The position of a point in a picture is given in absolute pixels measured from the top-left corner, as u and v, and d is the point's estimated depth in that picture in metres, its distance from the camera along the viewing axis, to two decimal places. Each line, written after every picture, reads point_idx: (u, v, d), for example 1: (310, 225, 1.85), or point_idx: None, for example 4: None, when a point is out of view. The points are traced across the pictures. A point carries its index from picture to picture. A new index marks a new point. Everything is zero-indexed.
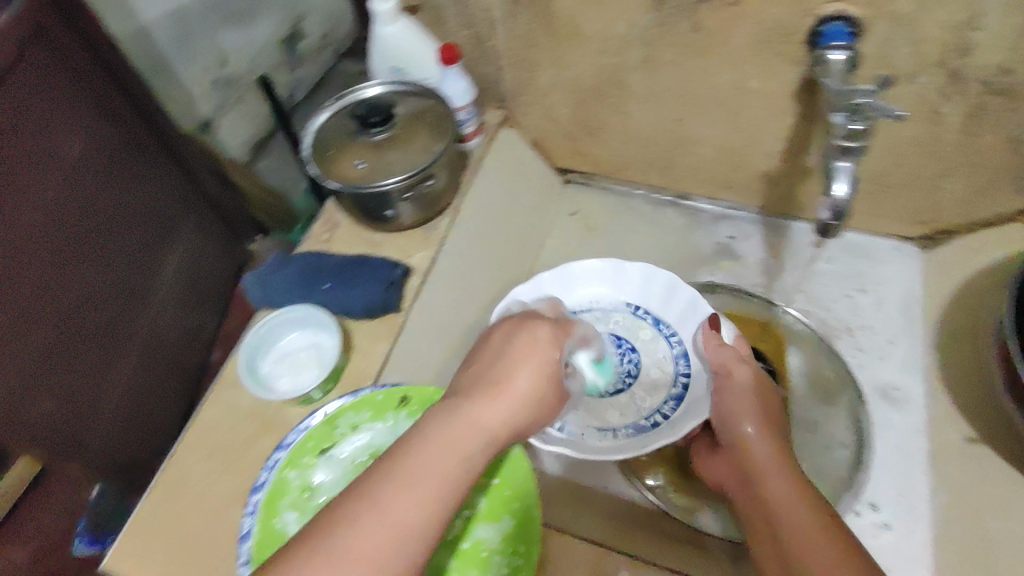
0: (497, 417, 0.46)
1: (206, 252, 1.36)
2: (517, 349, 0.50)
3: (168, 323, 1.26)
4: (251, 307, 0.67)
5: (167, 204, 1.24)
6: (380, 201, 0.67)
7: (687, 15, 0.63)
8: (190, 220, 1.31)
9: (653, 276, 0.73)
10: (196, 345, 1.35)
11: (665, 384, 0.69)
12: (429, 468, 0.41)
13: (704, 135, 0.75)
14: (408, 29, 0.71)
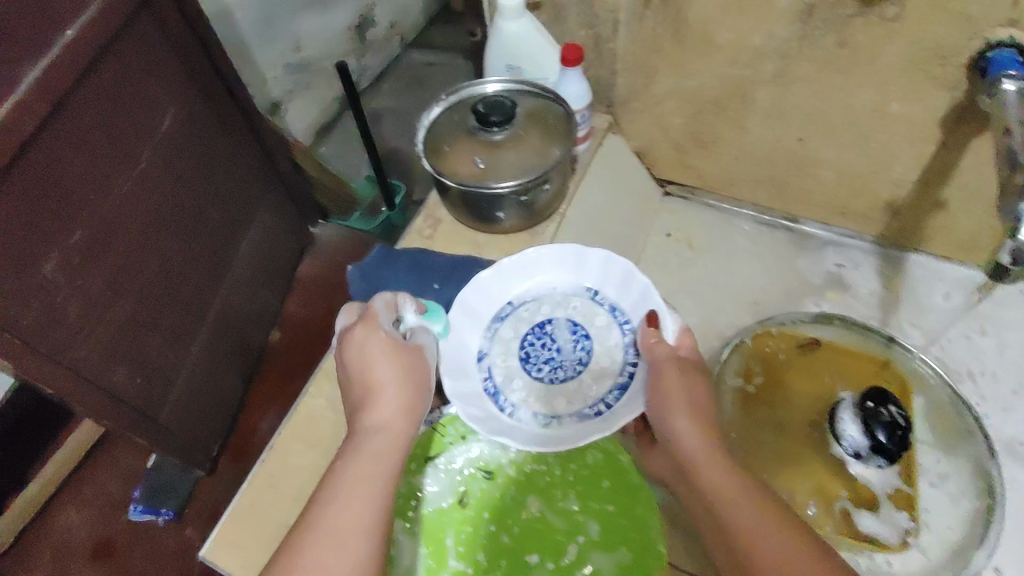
0: (377, 426, 0.50)
1: (275, 232, 1.35)
2: (368, 355, 0.52)
3: (238, 300, 1.25)
4: (353, 300, 0.65)
5: (248, 184, 1.23)
6: (493, 202, 0.65)
7: (835, 30, 0.59)
8: (265, 199, 1.30)
9: (611, 261, 0.62)
10: (261, 322, 1.35)
11: (611, 373, 0.60)
12: (352, 485, 0.47)
13: (827, 157, 0.71)
14: (532, 27, 0.68)
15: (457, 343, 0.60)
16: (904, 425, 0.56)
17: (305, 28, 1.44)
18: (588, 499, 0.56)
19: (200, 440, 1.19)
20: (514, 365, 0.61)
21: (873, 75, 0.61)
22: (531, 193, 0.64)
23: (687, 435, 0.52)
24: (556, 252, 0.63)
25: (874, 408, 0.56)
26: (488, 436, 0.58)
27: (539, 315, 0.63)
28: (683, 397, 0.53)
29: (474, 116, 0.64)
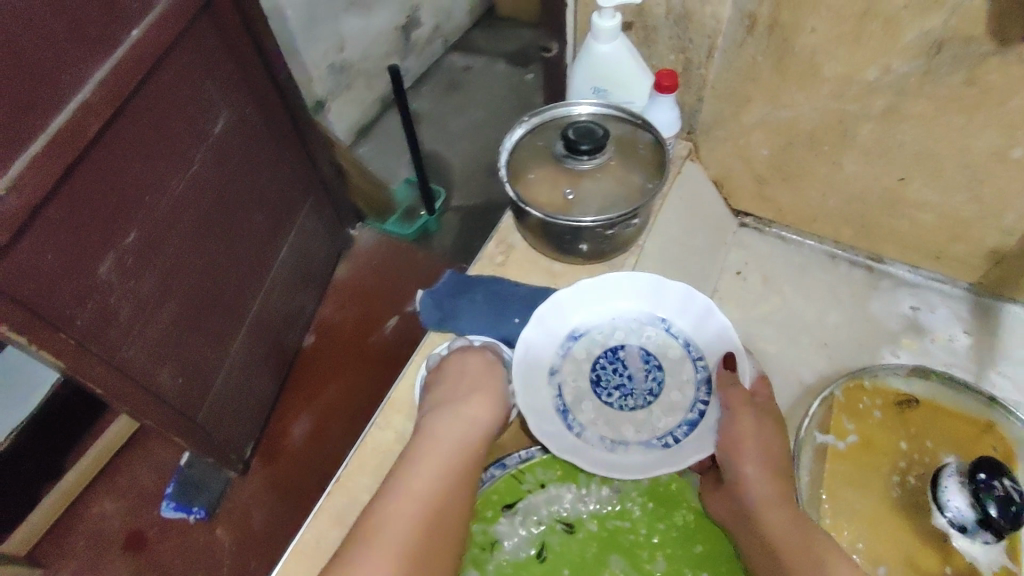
0: (450, 438, 0.51)
1: (315, 235, 1.29)
2: (462, 377, 0.55)
3: (278, 302, 1.19)
4: (422, 327, 0.63)
5: (289, 181, 1.17)
6: (576, 233, 0.61)
7: (963, 68, 0.55)
8: (306, 199, 1.24)
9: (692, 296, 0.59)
10: (299, 326, 1.28)
11: (682, 409, 0.56)
12: (416, 488, 0.47)
13: (928, 199, 0.67)
14: (624, 48, 0.65)
15: (527, 357, 0.57)
16: (1020, 502, 0.50)
17: (350, 30, 1.43)
18: (678, 562, 0.52)
19: (236, 444, 1.11)
20: (583, 386, 0.57)
21: (998, 117, 0.57)
22: (617, 228, 0.61)
23: (756, 483, 0.50)
24: (638, 277, 0.59)
25: (985, 481, 0.51)
26: (569, 486, 0.54)
27: (613, 339, 0.59)
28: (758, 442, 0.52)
29: (562, 143, 0.61)
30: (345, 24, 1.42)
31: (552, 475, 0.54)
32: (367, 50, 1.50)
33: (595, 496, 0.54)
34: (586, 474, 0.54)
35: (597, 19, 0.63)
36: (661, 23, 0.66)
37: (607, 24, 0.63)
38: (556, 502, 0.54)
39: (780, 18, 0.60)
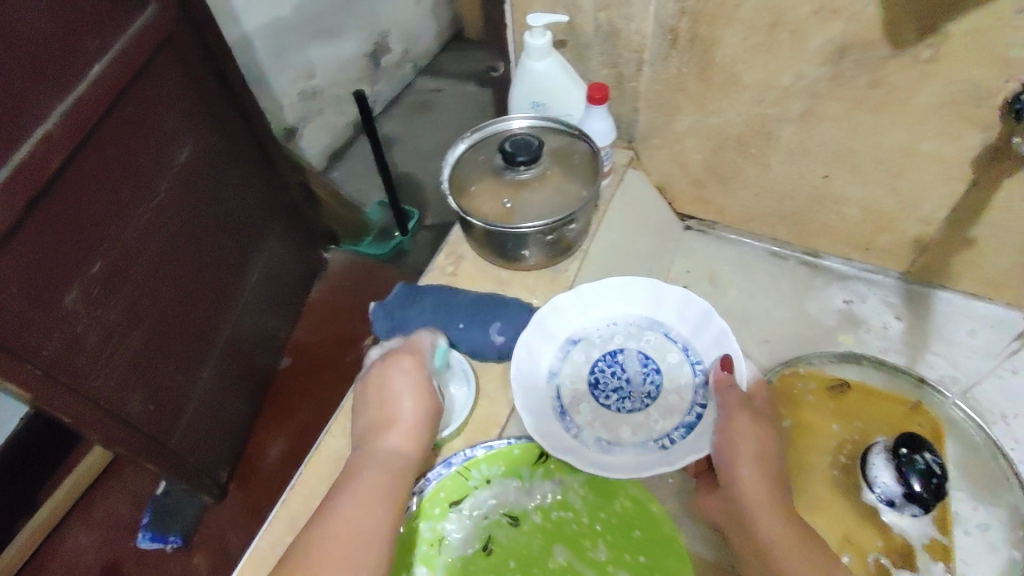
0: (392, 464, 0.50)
1: (283, 260, 1.30)
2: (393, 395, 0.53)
3: (248, 326, 1.20)
4: (375, 336, 0.66)
5: (255, 208, 1.19)
6: (518, 240, 0.65)
7: (868, 71, 0.59)
8: (274, 226, 1.25)
9: (689, 300, 0.61)
10: (271, 349, 1.28)
11: (676, 412, 0.57)
12: (351, 518, 0.46)
13: (851, 194, 0.70)
14: (557, 64, 0.69)
15: (528, 359, 0.59)
16: (940, 473, 0.53)
17: (320, 58, 1.45)
18: (620, 551, 0.53)
19: (211, 469, 1.12)
20: (582, 389, 0.60)
21: (905, 114, 0.61)
22: (558, 232, 0.64)
23: (751, 484, 0.51)
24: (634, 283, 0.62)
25: (907, 455, 0.54)
26: (516, 480, 0.54)
27: (611, 343, 0.62)
28: (750, 444, 0.52)
29: (501, 156, 0.65)
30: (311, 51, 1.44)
31: (496, 470, 0.54)
32: (336, 76, 1.53)
33: (538, 488, 0.54)
34: (529, 466, 0.54)
35: (528, 38, 0.67)
36: (592, 41, 0.70)
37: (538, 42, 0.66)
38: (501, 496, 0.54)
39: (699, 31, 0.64)
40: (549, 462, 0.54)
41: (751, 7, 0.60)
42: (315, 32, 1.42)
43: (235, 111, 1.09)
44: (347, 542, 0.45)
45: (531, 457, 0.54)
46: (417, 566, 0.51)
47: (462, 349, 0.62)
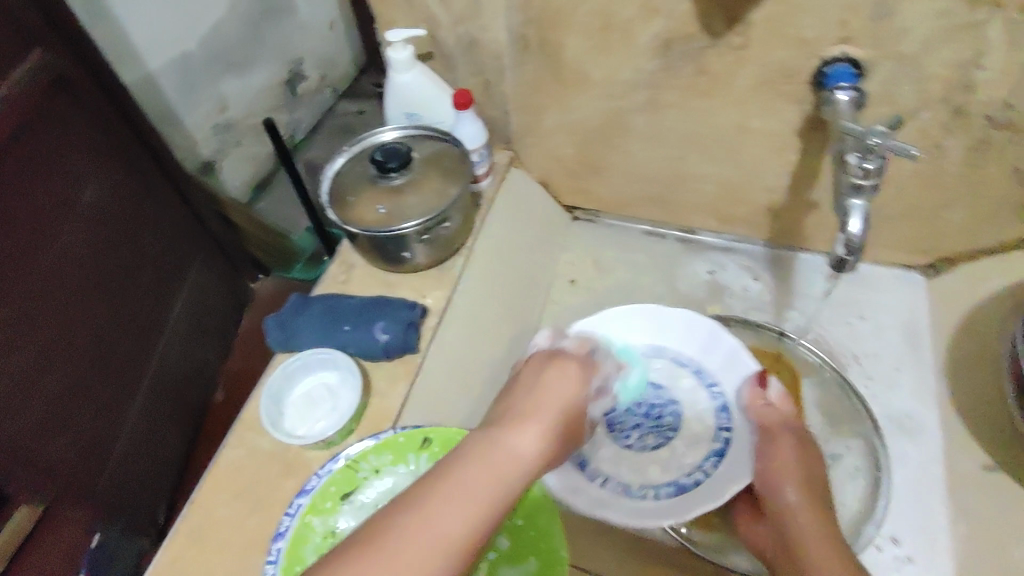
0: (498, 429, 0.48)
1: (213, 293, 1.29)
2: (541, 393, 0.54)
3: (176, 361, 1.19)
4: (270, 349, 0.67)
5: (175, 244, 1.18)
6: (398, 243, 0.68)
7: (693, 60, 0.66)
8: (196, 259, 1.24)
9: (696, 323, 0.72)
10: (205, 381, 1.28)
11: (706, 439, 0.68)
12: (478, 483, 0.43)
13: (704, 172, 0.78)
14: (422, 76, 0.73)
15: None
16: None
17: (234, 89, 1.33)
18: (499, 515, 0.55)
19: (144, 504, 1.10)
20: (601, 434, 0.69)
21: (732, 96, 0.68)
22: (433, 232, 0.69)
23: (798, 506, 0.57)
24: (632, 313, 0.73)
25: None
26: (402, 466, 0.57)
27: None
28: (795, 468, 0.59)
29: (374, 166, 0.69)
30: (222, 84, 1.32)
31: (385, 459, 0.57)
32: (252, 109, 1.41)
33: (425, 472, 0.57)
34: (414, 451, 0.57)
35: (391, 53, 0.71)
36: (455, 52, 0.75)
37: (400, 56, 0.71)
38: (390, 484, 0.57)
39: (545, 36, 0.70)
40: (432, 446, 0.57)
41: (584, 11, 0.66)
42: (224, 63, 1.29)
43: (148, 151, 1.09)
44: (484, 495, 0.42)
45: (415, 443, 0.57)
46: (309, 558, 0.53)
47: (348, 351, 0.66)
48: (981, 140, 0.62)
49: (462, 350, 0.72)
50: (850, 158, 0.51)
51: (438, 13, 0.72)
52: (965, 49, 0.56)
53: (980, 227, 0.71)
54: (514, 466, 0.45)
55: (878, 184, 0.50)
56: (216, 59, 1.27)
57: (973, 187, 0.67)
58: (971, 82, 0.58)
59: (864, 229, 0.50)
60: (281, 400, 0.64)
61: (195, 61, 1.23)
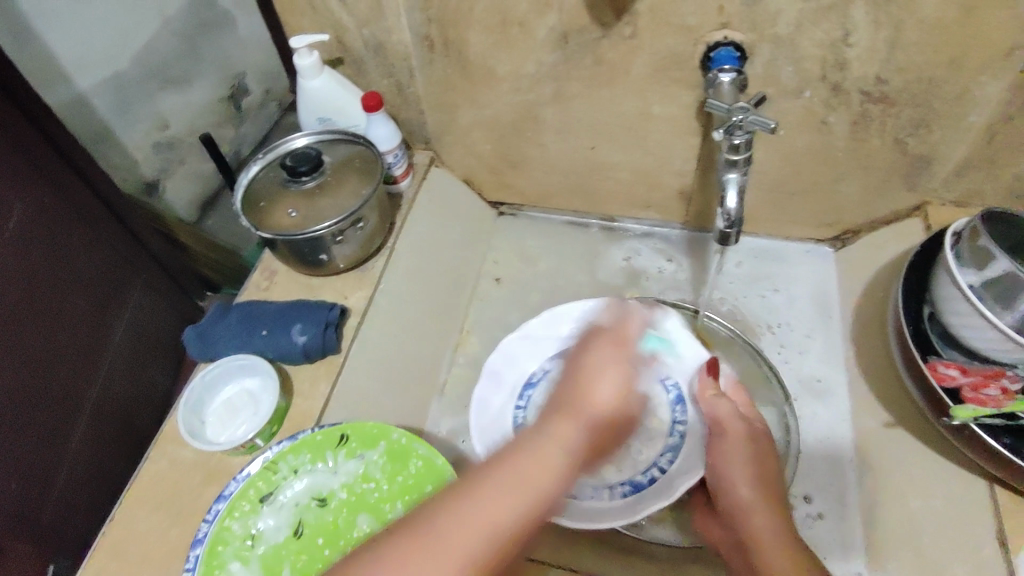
0: (565, 410, 0.48)
1: (162, 316, 1.16)
2: (590, 357, 0.52)
3: (118, 385, 1.05)
4: (191, 360, 0.67)
5: (123, 270, 1.07)
6: (314, 246, 0.69)
7: (590, 51, 0.68)
8: (140, 281, 1.11)
9: (664, 317, 0.70)
10: (144, 404, 1.11)
11: (661, 435, 0.66)
12: (531, 473, 0.43)
13: (617, 160, 0.80)
14: (329, 81, 0.74)
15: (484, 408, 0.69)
16: None
17: (171, 106, 1.16)
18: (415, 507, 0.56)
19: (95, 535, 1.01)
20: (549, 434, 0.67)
21: (630, 84, 0.70)
22: (347, 234, 0.70)
23: (751, 502, 0.56)
24: (599, 306, 0.72)
25: None
26: (321, 463, 0.58)
27: (568, 376, 0.71)
28: (748, 466, 0.58)
29: (285, 170, 0.70)
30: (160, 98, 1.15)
31: (302, 459, 0.58)
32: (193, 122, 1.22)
33: (343, 468, 0.58)
34: (332, 448, 0.58)
35: (297, 59, 0.71)
36: (365, 56, 0.76)
37: (307, 61, 0.71)
38: (309, 482, 0.58)
39: (448, 35, 0.71)
40: (349, 441, 0.59)
41: (481, 8, 0.67)
42: (157, 77, 1.12)
43: (59, 154, 0.91)
44: (540, 488, 0.43)
45: (333, 440, 0.58)
46: (228, 562, 0.53)
47: (268, 356, 0.66)
48: (861, 113, 0.66)
49: (386, 348, 0.73)
50: (718, 134, 0.55)
51: (343, 18, 0.73)
52: (834, 28, 0.59)
53: (877, 198, 0.75)
54: (567, 448, 0.45)
55: (747, 159, 0.54)
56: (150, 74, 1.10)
57: (863, 159, 0.70)
58: (843, 59, 0.61)
59: (739, 203, 0.55)
60: (202, 410, 0.64)
61: (123, 75, 1.05)
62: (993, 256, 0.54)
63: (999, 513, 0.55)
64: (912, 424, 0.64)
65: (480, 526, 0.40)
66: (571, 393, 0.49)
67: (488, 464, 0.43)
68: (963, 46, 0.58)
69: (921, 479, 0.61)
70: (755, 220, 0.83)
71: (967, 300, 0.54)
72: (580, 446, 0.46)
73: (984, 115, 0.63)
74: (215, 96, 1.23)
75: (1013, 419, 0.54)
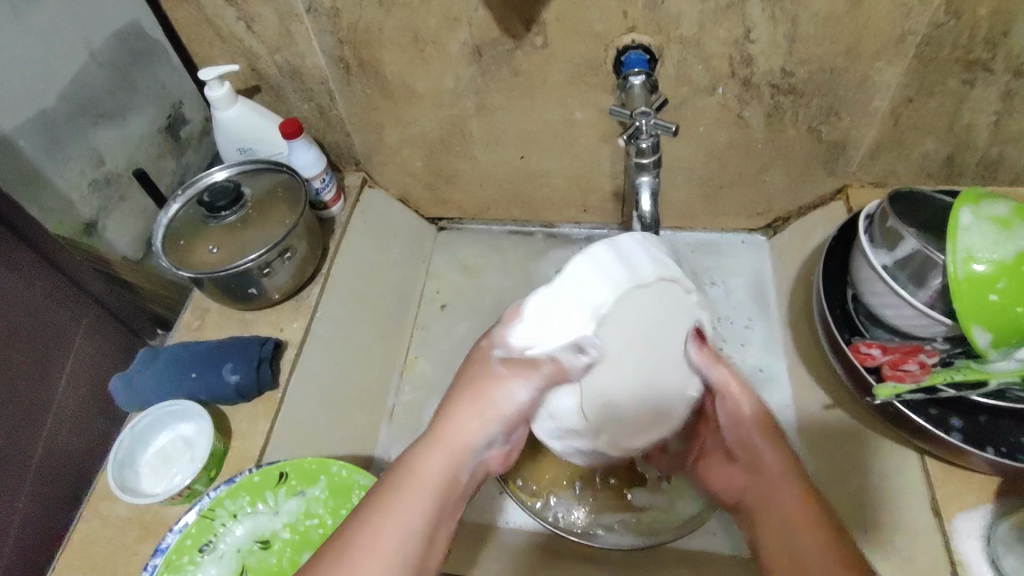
0: (438, 431, 0.51)
1: (108, 359, 0.75)
2: (475, 390, 0.52)
3: (54, 455, 0.68)
4: (121, 409, 0.65)
5: (49, 326, 0.67)
6: (243, 281, 0.67)
7: (505, 62, 0.68)
8: (78, 327, 0.71)
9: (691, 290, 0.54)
10: (58, 504, 0.68)
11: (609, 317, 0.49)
12: (430, 476, 0.49)
13: (549, 168, 0.80)
14: (245, 110, 0.73)
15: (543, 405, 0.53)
16: None
17: (108, 141, 0.74)
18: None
19: None
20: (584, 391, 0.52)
21: (550, 92, 0.70)
22: (274, 265, 0.68)
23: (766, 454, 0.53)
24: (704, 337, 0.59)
25: None
26: (260, 504, 0.58)
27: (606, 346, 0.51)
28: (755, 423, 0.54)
29: (203, 207, 0.68)
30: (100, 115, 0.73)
31: (241, 502, 0.58)
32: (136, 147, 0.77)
33: (283, 508, 0.59)
34: (272, 489, 0.59)
35: (208, 91, 0.70)
36: (282, 81, 0.75)
37: (218, 93, 0.70)
38: (248, 525, 0.58)
39: (362, 56, 0.70)
40: (288, 479, 0.59)
41: (391, 27, 0.67)
42: (88, 110, 0.71)
43: None
44: (430, 506, 0.48)
45: (271, 480, 0.58)
46: None
47: (200, 399, 0.65)
48: (774, 106, 0.67)
49: (327, 377, 0.71)
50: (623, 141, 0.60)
51: (252, 45, 0.71)
52: (734, 27, 0.61)
53: (802, 185, 0.76)
54: (442, 473, 0.49)
55: (656, 161, 0.60)
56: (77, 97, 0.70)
57: (783, 148, 0.72)
58: (749, 55, 0.63)
59: (652, 205, 0.61)
60: (135, 462, 0.63)
61: (53, 111, 0.67)
62: (901, 236, 0.56)
63: (930, 483, 0.57)
64: (846, 405, 0.66)
65: (392, 546, 0.45)
66: (450, 401, 0.52)
67: (386, 492, 0.48)
68: (856, 35, 0.60)
69: (857, 456, 0.62)
70: (691, 215, 0.84)
71: (882, 280, 0.56)
72: (447, 454, 0.50)
73: (887, 99, 0.65)
74: (157, 123, 0.79)
75: (933, 393, 0.56)
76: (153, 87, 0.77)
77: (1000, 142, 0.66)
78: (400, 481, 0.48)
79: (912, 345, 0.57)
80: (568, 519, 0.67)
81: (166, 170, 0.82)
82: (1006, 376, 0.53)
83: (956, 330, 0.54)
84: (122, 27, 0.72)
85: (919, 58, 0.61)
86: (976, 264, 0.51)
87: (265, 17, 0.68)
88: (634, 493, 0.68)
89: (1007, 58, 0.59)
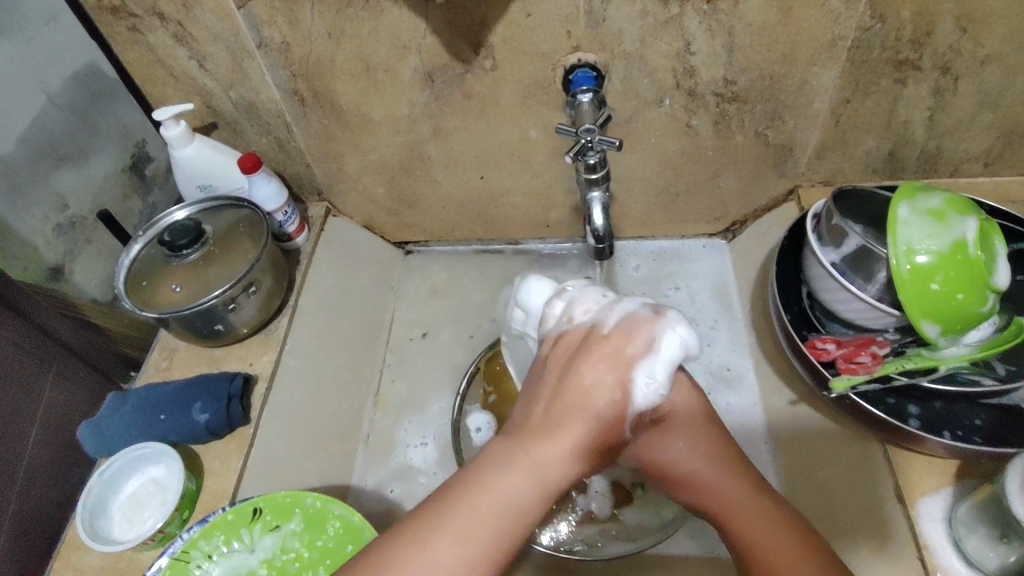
0: (564, 420, 0.49)
1: (81, 403, 0.74)
2: (574, 390, 0.50)
3: (25, 505, 0.66)
4: (90, 456, 0.64)
5: (16, 378, 0.66)
6: (209, 317, 0.67)
7: (457, 86, 0.69)
8: (47, 375, 0.70)
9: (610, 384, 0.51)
10: (29, 557, 0.66)
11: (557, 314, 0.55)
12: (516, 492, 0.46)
13: (508, 186, 0.81)
14: (201, 148, 0.73)
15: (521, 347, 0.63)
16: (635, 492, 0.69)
17: (72, 186, 0.73)
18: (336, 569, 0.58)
19: None
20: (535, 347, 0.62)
21: (503, 113, 0.72)
22: (239, 300, 0.68)
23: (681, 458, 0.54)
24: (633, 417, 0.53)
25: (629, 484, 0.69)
26: (236, 543, 0.58)
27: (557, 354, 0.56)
28: (680, 441, 0.54)
29: (164, 246, 0.68)
30: (63, 158, 0.72)
31: (215, 541, 0.57)
32: (103, 187, 0.77)
33: (260, 545, 0.59)
34: (246, 525, 0.58)
35: (164, 131, 0.71)
36: (239, 117, 0.75)
37: (174, 132, 0.71)
38: (225, 564, 0.58)
39: (316, 88, 0.71)
40: (263, 514, 0.59)
41: (342, 58, 0.67)
42: (48, 154, 0.71)
43: None
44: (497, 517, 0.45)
45: (245, 517, 0.58)
46: None
47: (170, 439, 0.64)
48: (720, 114, 0.70)
49: (299, 409, 0.71)
50: (570, 159, 0.61)
51: (206, 84, 0.72)
52: (675, 41, 0.63)
53: (756, 188, 0.78)
54: (514, 490, 0.46)
55: (604, 175, 0.62)
56: (37, 143, 0.69)
57: (733, 154, 0.74)
58: (691, 67, 0.65)
59: (604, 218, 0.63)
60: (105, 509, 0.62)
61: (12, 158, 0.67)
62: (845, 233, 0.58)
63: (894, 468, 0.59)
64: (812, 399, 0.67)
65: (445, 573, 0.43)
66: (568, 407, 0.49)
67: (438, 509, 0.45)
68: (791, 42, 0.62)
69: (825, 449, 0.64)
70: (653, 224, 0.85)
71: (832, 276, 0.58)
72: (530, 470, 0.47)
73: (826, 101, 0.67)
74: (122, 163, 0.79)
75: (888, 382, 0.57)
76: (115, 125, 0.77)
77: (937, 136, 0.69)
78: (450, 510, 0.45)
79: (865, 337, 0.60)
80: (552, 538, 0.67)
81: (132, 212, 0.81)
82: (954, 363, 0.55)
83: (906, 320, 0.56)
84: (81, 71, 0.72)
85: (851, 61, 0.63)
86: (918, 256, 0.53)
87: (217, 55, 0.69)
88: (624, 513, 0.68)
89: (933, 56, 0.62)
